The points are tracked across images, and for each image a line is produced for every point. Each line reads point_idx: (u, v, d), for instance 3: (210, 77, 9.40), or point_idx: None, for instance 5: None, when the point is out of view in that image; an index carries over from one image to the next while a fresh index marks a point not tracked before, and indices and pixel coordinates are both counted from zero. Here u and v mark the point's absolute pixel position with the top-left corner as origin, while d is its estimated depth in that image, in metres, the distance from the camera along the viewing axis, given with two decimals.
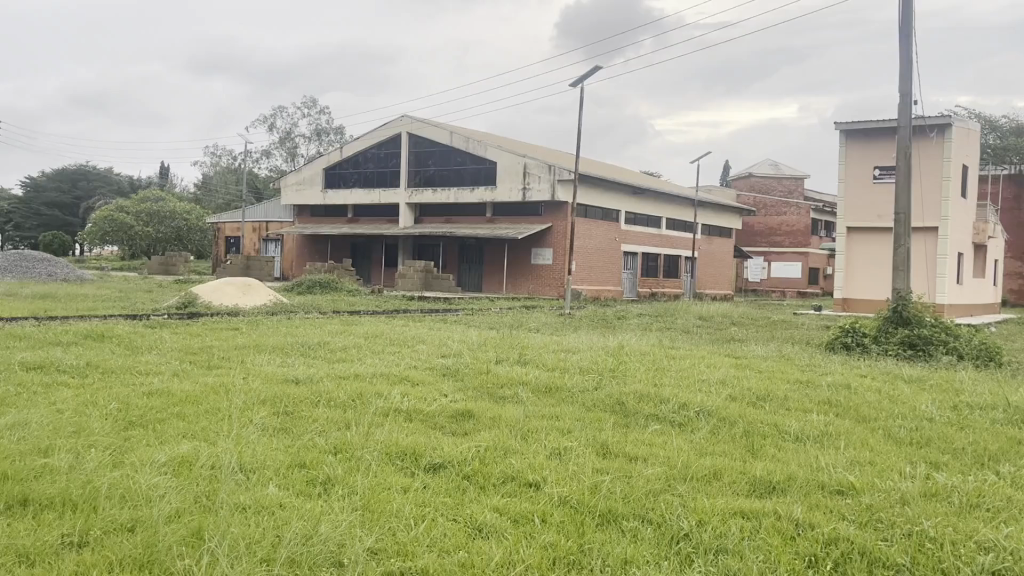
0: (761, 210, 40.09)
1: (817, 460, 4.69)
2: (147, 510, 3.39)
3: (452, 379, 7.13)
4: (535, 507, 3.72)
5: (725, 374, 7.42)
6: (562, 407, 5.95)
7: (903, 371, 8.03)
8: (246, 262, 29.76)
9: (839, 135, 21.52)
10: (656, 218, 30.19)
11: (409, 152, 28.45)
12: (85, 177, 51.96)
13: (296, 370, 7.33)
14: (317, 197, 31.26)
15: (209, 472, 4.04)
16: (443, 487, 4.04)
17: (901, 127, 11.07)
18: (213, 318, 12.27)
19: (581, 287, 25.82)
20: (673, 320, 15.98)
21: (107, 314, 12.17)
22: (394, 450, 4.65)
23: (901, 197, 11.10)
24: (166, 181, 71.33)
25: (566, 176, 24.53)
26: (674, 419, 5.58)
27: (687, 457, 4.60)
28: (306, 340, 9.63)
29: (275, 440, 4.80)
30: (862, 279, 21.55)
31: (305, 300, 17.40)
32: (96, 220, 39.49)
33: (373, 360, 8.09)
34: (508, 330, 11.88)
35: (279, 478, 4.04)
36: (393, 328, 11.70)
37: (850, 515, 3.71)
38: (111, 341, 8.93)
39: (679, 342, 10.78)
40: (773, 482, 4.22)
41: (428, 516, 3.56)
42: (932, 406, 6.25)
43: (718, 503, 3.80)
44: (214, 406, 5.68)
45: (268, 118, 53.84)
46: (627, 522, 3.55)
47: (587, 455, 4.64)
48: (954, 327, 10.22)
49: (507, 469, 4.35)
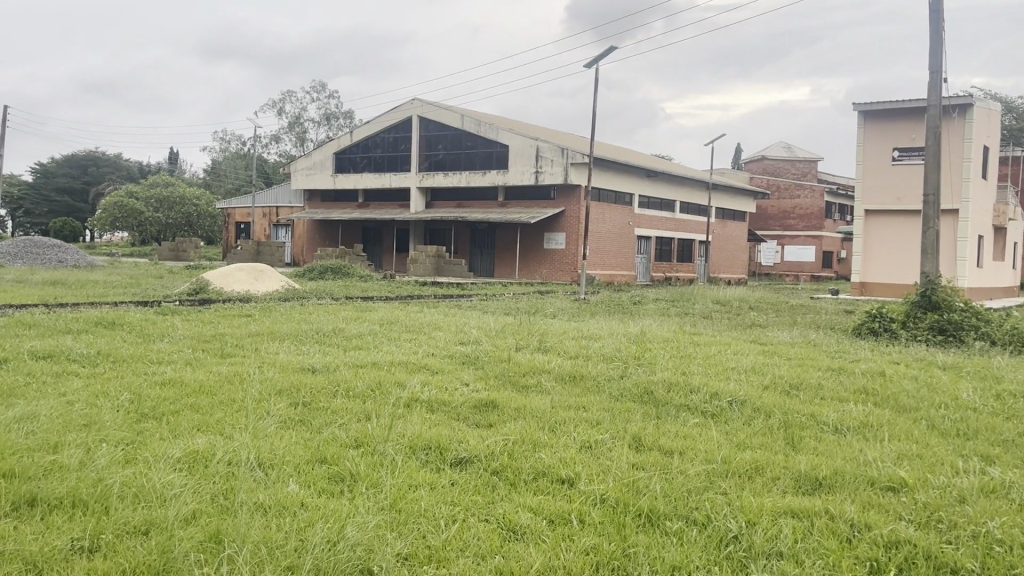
0: (774, 193, 39.62)
1: (861, 453, 4.44)
2: (160, 511, 3.20)
3: (473, 367, 6.93)
4: (570, 506, 3.51)
5: (754, 362, 7.18)
6: (589, 397, 5.74)
7: (937, 358, 7.77)
8: (257, 248, 29.60)
9: (858, 116, 21.09)
10: (669, 202, 29.84)
11: (419, 136, 28.17)
12: (94, 163, 51.93)
13: (311, 358, 7.14)
14: (327, 182, 31.02)
15: (226, 468, 3.85)
16: (472, 485, 3.83)
17: (930, 106, 10.71)
18: (225, 304, 12.10)
19: (595, 272, 25.58)
20: (690, 305, 15.70)
21: (117, 302, 12.00)
22: (418, 443, 4.46)
23: (930, 177, 10.80)
24: (176, 167, 71.22)
25: (579, 159, 24.21)
26: (706, 409, 5.37)
27: (724, 451, 4.39)
28: (319, 327, 9.42)
29: (293, 433, 4.61)
30: (881, 262, 21.17)
31: (317, 285, 17.22)
32: (106, 206, 39.41)
33: (390, 348, 7.90)
34: (524, 316, 11.65)
35: (299, 475, 3.85)
36: (408, 314, 11.50)
37: (907, 515, 3.47)
38: (123, 329, 8.77)
39: (700, 328, 10.52)
40: (818, 478, 3.98)
41: (460, 518, 3.36)
42: (973, 394, 6.00)
43: (767, 502, 3.56)
44: (229, 396, 5.50)
45: (277, 103, 53.50)
46: (670, 523, 3.33)
47: (621, 449, 4.42)
48: (986, 312, 9.93)
49: (537, 464, 4.14)
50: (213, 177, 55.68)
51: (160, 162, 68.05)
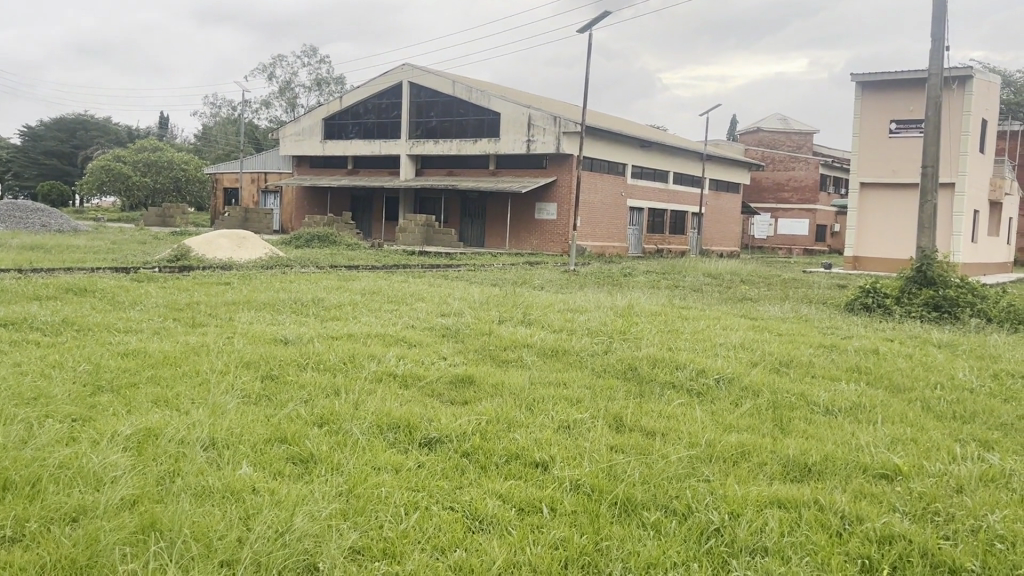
0: (769, 165, 39.28)
1: (855, 437, 4.20)
2: (94, 496, 2.95)
3: (452, 340, 6.68)
4: (542, 494, 3.28)
5: (743, 337, 6.95)
6: (570, 372, 5.52)
7: (931, 335, 7.55)
8: (245, 214, 29.21)
9: (855, 88, 20.72)
10: (663, 172, 29.49)
11: (410, 102, 27.67)
12: (82, 126, 51.07)
13: (286, 328, 6.88)
14: (316, 148, 30.52)
15: (176, 448, 3.59)
16: (439, 467, 3.60)
17: (931, 76, 10.39)
18: (205, 271, 11.76)
19: (586, 243, 25.33)
20: (681, 278, 15.48)
21: (93, 267, 11.69)
22: (386, 421, 4.23)
23: (928, 150, 10.55)
24: (167, 132, 70.24)
25: (572, 128, 23.84)
26: (691, 388, 5.14)
27: (710, 433, 4.15)
28: (298, 297, 9.13)
29: (253, 409, 4.36)
30: (874, 235, 20.98)
31: (302, 253, 16.93)
32: (92, 170, 38.80)
33: (369, 318, 7.64)
34: (510, 287, 11.40)
35: (254, 455, 3.60)
36: (391, 284, 11.20)
37: (901, 507, 3.25)
38: (95, 295, 8.49)
39: (689, 301, 10.27)
40: (808, 464, 3.75)
41: (421, 504, 3.13)
42: (970, 374, 5.78)
43: (753, 491, 3.32)
44: (193, 368, 5.26)
45: (267, 67, 52.59)
46: (647, 513, 3.10)
47: (601, 430, 4.19)
48: (981, 289, 9.72)
49: (510, 445, 3.91)
50: (203, 143, 54.93)
51: (150, 126, 67.11)
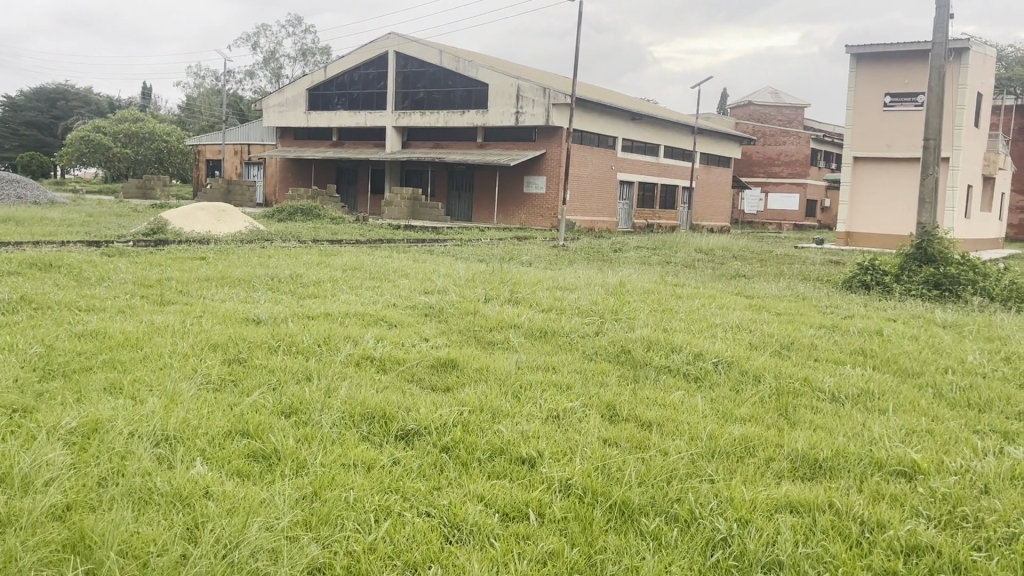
0: (761, 139, 38.95)
1: (866, 429, 3.89)
2: (20, 503, 2.62)
3: (436, 320, 6.34)
4: (530, 496, 2.96)
5: (740, 317, 6.61)
6: (560, 356, 5.18)
7: (935, 314, 7.27)
8: (228, 187, 28.61)
9: (849, 60, 20.33)
10: (653, 145, 29.09)
11: (396, 73, 27.05)
12: (63, 97, 50.19)
13: (259, 307, 6.50)
14: (300, 119, 29.89)
15: (123, 444, 3.23)
16: (416, 465, 3.26)
17: (935, 46, 10.05)
18: (181, 246, 11.34)
19: (575, 218, 24.98)
20: (673, 253, 15.17)
21: (64, 241, 11.27)
22: (359, 412, 3.89)
23: (932, 122, 10.22)
24: (149, 102, 69.10)
25: (562, 100, 23.37)
26: (689, 372, 4.83)
27: (712, 425, 3.83)
28: (276, 273, 8.74)
29: (216, 397, 4.01)
30: (867, 211, 20.69)
31: (285, 227, 16.47)
32: (72, 141, 38.11)
33: (349, 296, 7.25)
34: (497, 263, 11.01)
35: (210, 452, 3.26)
36: (375, 260, 10.81)
37: (925, 511, 2.94)
38: (60, 271, 8.04)
39: (682, 279, 9.92)
40: (818, 459, 3.44)
41: (394, 510, 2.80)
42: (980, 357, 5.48)
43: (762, 493, 3.01)
44: (154, 350, 4.88)
45: (251, 37, 51.68)
46: (645, 520, 2.78)
47: (593, 421, 3.87)
48: (983, 265, 9.43)
49: (494, 439, 3.57)
50: (187, 113, 53.90)
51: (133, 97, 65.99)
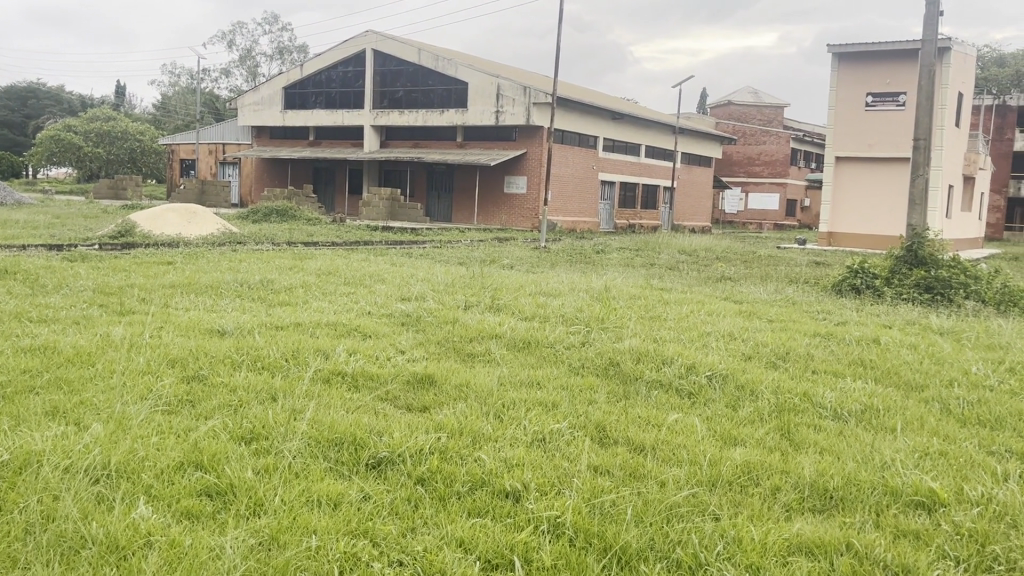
0: (741, 139, 38.87)
1: (877, 452, 3.60)
2: None
3: (413, 329, 6.02)
4: (516, 538, 2.64)
5: (733, 325, 6.34)
6: (544, 369, 4.88)
7: (932, 321, 7.03)
8: (201, 186, 28.08)
9: (831, 60, 20.19)
10: (635, 145, 28.88)
11: (374, 71, 26.60)
12: (34, 95, 49.27)
13: (225, 317, 6.13)
14: (275, 118, 29.37)
15: (58, 482, 2.87)
16: (388, 501, 2.93)
17: (926, 43, 9.84)
18: (148, 249, 10.93)
19: (557, 218, 24.72)
20: (655, 255, 14.92)
21: (25, 244, 10.81)
22: (327, 437, 3.55)
23: (922, 122, 10.02)
24: (123, 101, 68.04)
25: (542, 99, 23.10)
26: (682, 388, 4.53)
27: (710, 448, 3.54)
28: (246, 278, 8.35)
29: (171, 422, 3.65)
30: (849, 211, 20.57)
31: (259, 229, 16.05)
32: (42, 140, 37.35)
33: (321, 304, 6.90)
34: (477, 267, 10.68)
35: (158, 488, 2.92)
36: (350, 263, 10.43)
37: (952, 552, 2.65)
38: (14, 277, 7.63)
39: (668, 282, 9.63)
40: (829, 489, 3.15)
41: (361, 559, 2.48)
42: (984, 368, 5.22)
43: (775, 532, 2.71)
44: (107, 367, 4.51)
45: (227, 35, 51.03)
46: (645, 569, 2.48)
47: (584, 446, 3.54)
48: (974, 268, 9.22)
49: (475, 468, 3.24)
50: (162, 112, 53.04)
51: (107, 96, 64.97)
